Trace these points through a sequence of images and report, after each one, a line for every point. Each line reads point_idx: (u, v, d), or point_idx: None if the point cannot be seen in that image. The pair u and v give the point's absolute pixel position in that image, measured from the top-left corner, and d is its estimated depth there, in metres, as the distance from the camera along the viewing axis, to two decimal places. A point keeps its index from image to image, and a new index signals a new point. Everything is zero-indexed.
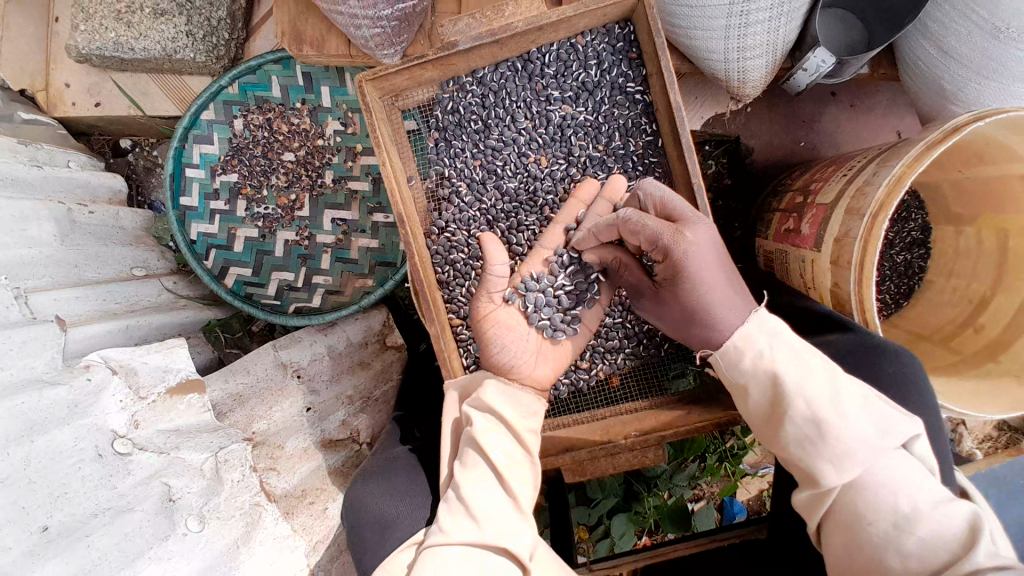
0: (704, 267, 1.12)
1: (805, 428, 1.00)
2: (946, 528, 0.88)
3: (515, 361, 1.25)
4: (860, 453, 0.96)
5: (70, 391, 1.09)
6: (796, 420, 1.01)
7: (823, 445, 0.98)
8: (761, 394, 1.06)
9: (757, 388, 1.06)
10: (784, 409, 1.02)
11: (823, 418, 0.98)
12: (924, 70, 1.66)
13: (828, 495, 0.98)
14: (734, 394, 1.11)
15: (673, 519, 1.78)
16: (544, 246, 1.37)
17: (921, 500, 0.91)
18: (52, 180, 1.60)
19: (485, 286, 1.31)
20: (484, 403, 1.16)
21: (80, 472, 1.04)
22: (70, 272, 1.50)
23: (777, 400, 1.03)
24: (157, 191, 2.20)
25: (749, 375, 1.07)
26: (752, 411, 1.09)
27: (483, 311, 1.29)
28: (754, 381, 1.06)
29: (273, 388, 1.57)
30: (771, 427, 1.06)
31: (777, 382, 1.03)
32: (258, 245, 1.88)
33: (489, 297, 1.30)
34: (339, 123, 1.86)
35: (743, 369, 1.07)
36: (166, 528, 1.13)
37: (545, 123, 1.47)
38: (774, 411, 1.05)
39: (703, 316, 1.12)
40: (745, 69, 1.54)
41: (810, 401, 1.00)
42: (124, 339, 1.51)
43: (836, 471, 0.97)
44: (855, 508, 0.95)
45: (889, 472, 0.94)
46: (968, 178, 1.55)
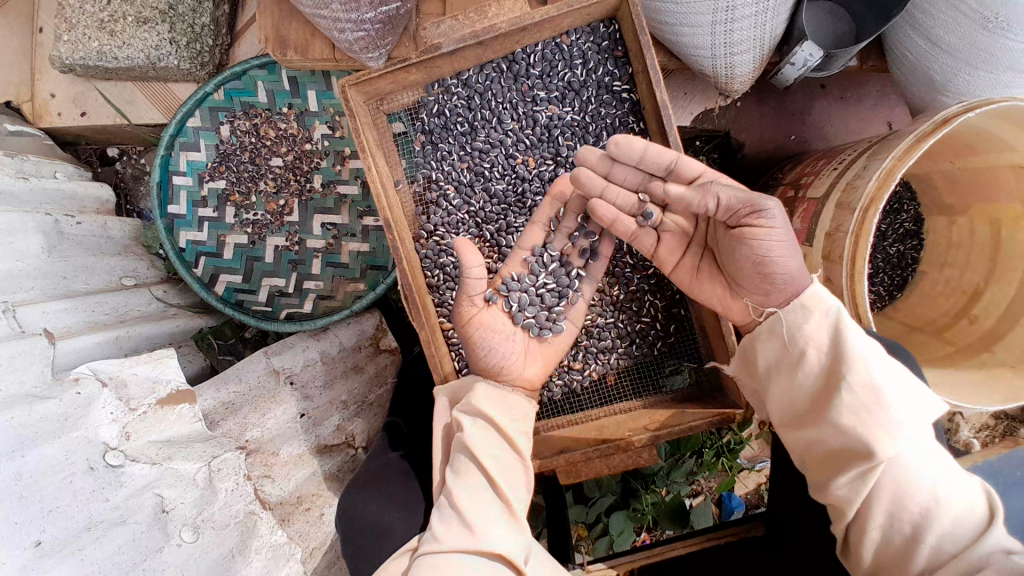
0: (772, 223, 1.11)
1: (862, 394, 0.97)
2: (974, 505, 0.91)
3: (504, 361, 1.25)
4: (913, 426, 0.94)
5: (60, 404, 1.07)
6: (854, 390, 0.98)
7: (881, 414, 0.95)
8: (819, 359, 1.05)
9: (817, 352, 1.05)
10: (842, 375, 1.00)
11: (883, 387, 0.96)
12: (912, 61, 1.65)
13: (875, 472, 0.94)
14: (787, 362, 1.10)
15: (672, 516, 1.79)
16: (520, 249, 1.38)
17: (952, 478, 0.93)
18: (39, 191, 1.59)
19: (463, 290, 1.24)
20: (473, 409, 1.15)
21: (72, 485, 1.03)
22: (58, 284, 1.49)
23: (835, 367, 1.02)
24: (145, 199, 2.19)
25: (810, 338, 1.06)
26: (804, 380, 1.06)
27: (469, 315, 1.25)
28: (814, 344, 1.05)
29: (267, 395, 1.56)
30: (822, 399, 1.03)
31: (839, 347, 1.02)
32: (248, 252, 1.87)
33: (472, 301, 1.25)
34: (327, 127, 1.85)
35: (806, 330, 1.06)
36: (160, 539, 1.13)
37: (532, 123, 1.47)
38: (831, 378, 1.02)
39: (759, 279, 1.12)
40: (732, 64, 1.54)
41: (872, 369, 0.98)
42: (114, 351, 1.50)
43: (892, 441, 0.94)
44: (906, 482, 0.93)
45: (930, 448, 0.95)
46: (958, 169, 1.55)
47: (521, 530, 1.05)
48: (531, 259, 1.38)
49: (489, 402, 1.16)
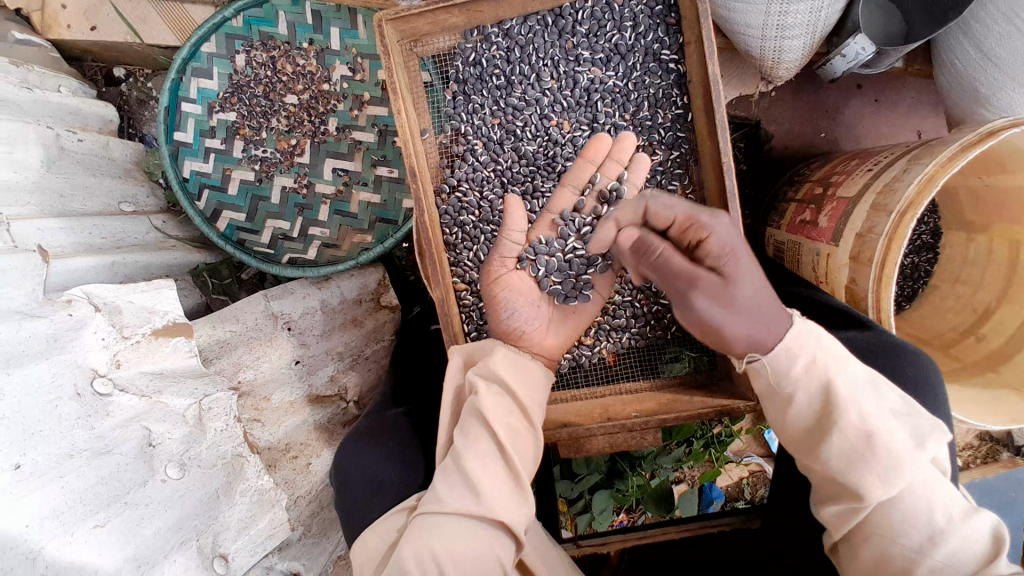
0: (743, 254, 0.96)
1: (854, 440, 0.93)
2: (974, 538, 0.87)
3: (525, 327, 1.23)
4: (906, 468, 0.91)
5: (51, 324, 1.02)
6: (844, 435, 0.94)
7: (874, 459, 0.92)
8: (807, 402, 0.98)
9: (804, 399, 0.97)
10: (832, 421, 0.95)
11: (873, 431, 0.93)
12: (960, 70, 1.61)
13: (865, 508, 0.93)
14: (771, 404, 1.02)
15: (656, 499, 1.77)
16: (551, 211, 1.35)
17: (950, 511, 0.89)
18: (42, 104, 1.52)
19: (497, 251, 1.30)
20: (493, 375, 1.13)
21: (57, 410, 0.98)
22: (56, 202, 1.42)
23: (824, 412, 0.96)
24: (149, 124, 2.10)
25: (798, 386, 0.97)
26: (793, 421, 1.00)
27: (496, 274, 1.28)
28: (802, 391, 0.97)
29: (263, 338, 1.52)
30: (814, 441, 0.98)
31: (828, 393, 0.96)
32: (254, 190, 1.80)
33: (503, 262, 1.29)
34: (347, 69, 1.75)
35: (792, 379, 0.96)
36: (144, 474, 1.09)
37: (571, 85, 1.41)
38: (820, 420, 0.97)
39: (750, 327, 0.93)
40: (781, 48, 1.48)
41: (862, 412, 0.94)
42: (108, 277, 1.43)
43: (882, 484, 0.91)
44: (895, 520, 0.91)
45: (927, 481, 0.91)
46: (984, 187, 1.51)
47: (523, 500, 1.04)
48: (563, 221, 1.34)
49: (507, 369, 1.14)
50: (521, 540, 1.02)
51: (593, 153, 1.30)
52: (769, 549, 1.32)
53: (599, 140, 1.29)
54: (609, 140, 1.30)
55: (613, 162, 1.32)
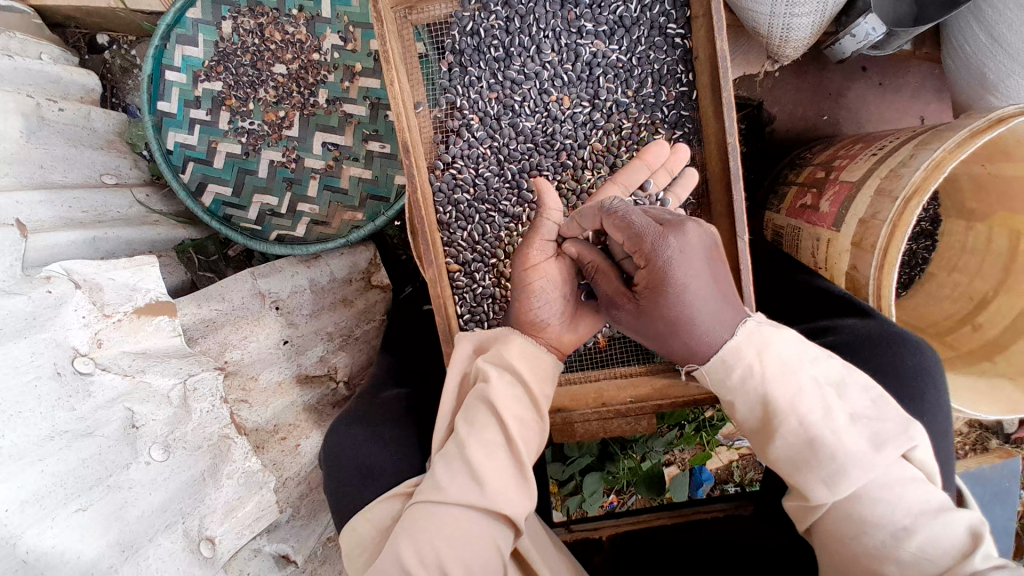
0: (689, 275, 0.96)
1: (797, 445, 0.95)
2: (942, 538, 0.84)
3: (550, 320, 1.19)
4: (853, 472, 0.90)
5: (29, 302, 0.97)
6: (787, 440, 0.95)
7: (816, 463, 0.93)
8: (749, 409, 1.00)
9: (746, 404, 0.99)
10: (774, 427, 0.96)
11: (816, 437, 0.93)
12: (969, 55, 1.57)
13: (818, 509, 0.93)
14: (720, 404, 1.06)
15: (647, 483, 1.75)
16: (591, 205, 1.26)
17: (913, 512, 0.87)
18: (21, 72, 1.45)
19: (537, 231, 1.17)
20: (504, 362, 1.11)
21: (37, 391, 0.94)
22: (34, 173, 1.36)
23: (768, 417, 0.98)
24: (133, 94, 2.01)
25: (739, 394, 1.00)
26: (742, 424, 1.03)
27: (536, 261, 1.16)
28: (742, 399, 0.99)
29: (250, 317, 1.48)
30: (762, 442, 1.00)
31: (769, 401, 0.97)
32: (240, 163, 1.74)
33: (544, 245, 1.18)
34: (339, 38, 1.68)
35: (729, 385, 1.00)
36: (128, 456, 1.05)
37: (573, 58, 1.37)
38: (766, 424, 0.99)
39: (684, 333, 0.98)
40: (790, 26, 1.43)
41: (804, 419, 0.94)
42: (90, 253, 1.38)
43: (829, 489, 0.91)
44: (852, 522, 0.90)
45: (887, 483, 0.90)
46: (989, 175, 1.47)
47: (527, 491, 1.03)
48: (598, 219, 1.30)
49: (519, 357, 1.12)
50: (520, 529, 1.02)
51: (650, 158, 1.23)
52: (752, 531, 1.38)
53: (678, 153, 1.25)
54: (667, 149, 1.23)
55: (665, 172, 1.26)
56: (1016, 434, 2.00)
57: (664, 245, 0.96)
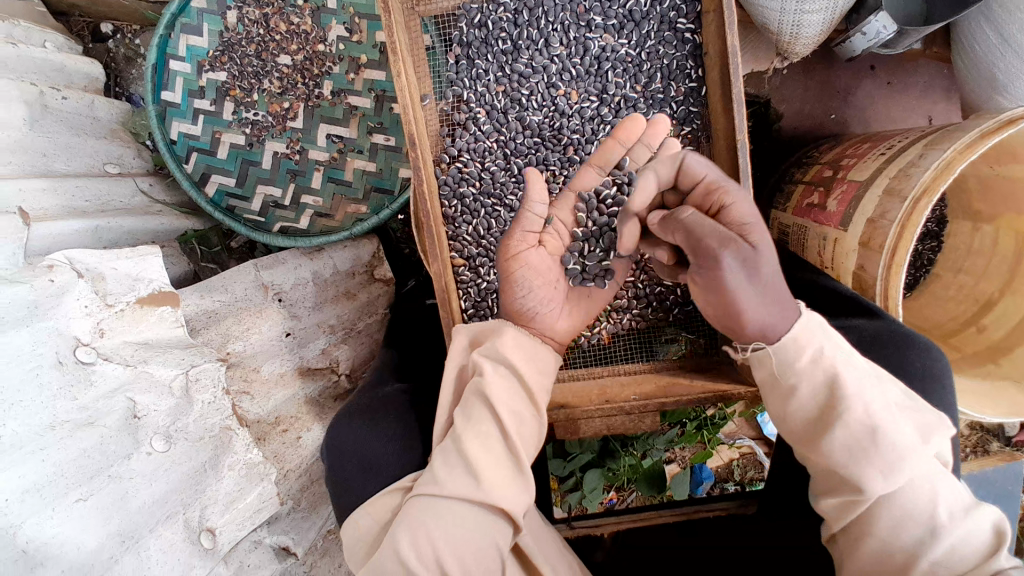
0: (746, 285, 0.85)
1: (858, 434, 0.91)
2: (970, 535, 0.87)
3: (539, 309, 1.19)
4: (910, 463, 0.89)
5: (31, 290, 0.97)
6: (848, 431, 0.92)
7: (876, 454, 0.90)
8: (812, 396, 0.95)
9: (809, 391, 0.95)
10: (837, 416, 0.92)
11: (878, 426, 0.90)
12: (978, 55, 1.55)
13: (868, 503, 0.91)
14: (774, 393, 0.99)
15: (648, 480, 1.77)
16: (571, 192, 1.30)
17: (949, 507, 0.89)
18: (25, 60, 1.45)
19: (518, 223, 1.21)
20: (500, 356, 1.10)
21: (38, 380, 0.94)
22: (37, 161, 1.36)
23: (830, 405, 0.93)
24: (137, 83, 2.00)
25: (805, 378, 0.95)
26: (795, 413, 0.97)
27: (515, 250, 1.19)
28: (807, 384, 0.94)
29: (252, 309, 1.47)
30: (814, 431, 0.96)
31: (834, 387, 0.93)
32: (244, 154, 1.73)
33: (523, 235, 1.21)
34: (344, 29, 1.66)
35: (798, 369, 0.95)
36: (129, 446, 1.04)
37: (581, 52, 1.36)
38: (825, 414, 0.94)
39: (748, 327, 0.92)
40: (800, 23, 1.42)
41: (868, 407, 0.92)
42: (93, 243, 1.38)
43: (886, 480, 0.89)
44: (897, 516, 0.89)
45: (929, 476, 0.90)
46: (995, 177, 1.46)
47: (524, 485, 1.02)
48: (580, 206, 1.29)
49: (514, 350, 1.11)
50: (519, 524, 1.01)
51: (624, 136, 1.25)
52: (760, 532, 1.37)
53: (660, 124, 1.22)
54: (644, 123, 1.23)
55: (644, 146, 1.26)
56: (1018, 437, 2.00)
57: (725, 259, 0.83)
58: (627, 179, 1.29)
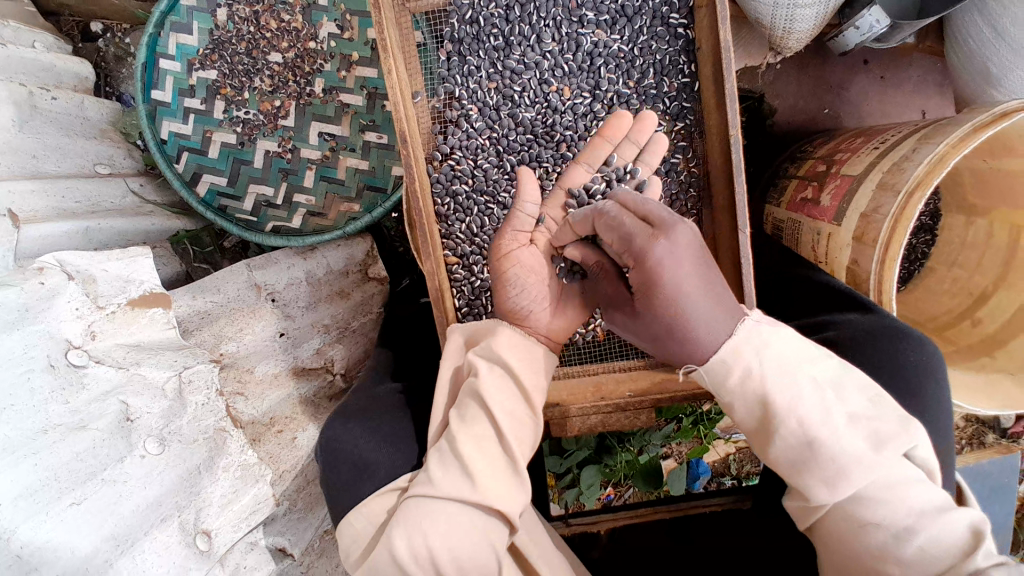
0: (682, 277, 0.93)
1: (795, 446, 0.93)
2: (942, 537, 0.84)
3: (534, 308, 1.17)
4: (855, 473, 0.89)
5: (20, 293, 0.96)
6: (787, 441, 0.94)
7: (816, 463, 0.92)
8: (748, 409, 0.97)
9: (744, 406, 0.97)
10: (774, 428, 0.94)
11: (816, 438, 0.91)
12: (972, 48, 1.55)
13: (816, 511, 0.93)
14: (715, 404, 1.03)
15: (644, 476, 1.77)
16: (560, 189, 1.30)
17: (913, 511, 0.86)
18: (13, 60, 1.43)
19: (509, 224, 1.22)
20: (495, 356, 1.10)
21: (29, 384, 0.93)
22: (26, 163, 1.34)
23: (767, 419, 0.95)
24: (127, 83, 1.98)
25: (736, 395, 0.97)
26: (741, 424, 1.00)
27: (507, 249, 1.19)
28: (740, 401, 0.96)
29: (246, 309, 1.46)
30: (761, 442, 0.99)
31: (768, 402, 0.94)
32: (235, 154, 1.72)
33: (514, 235, 1.21)
34: (335, 26, 1.65)
35: (728, 387, 0.97)
36: (122, 449, 1.03)
37: (574, 48, 1.35)
38: (765, 425, 0.96)
39: (678, 335, 0.94)
40: (793, 17, 1.42)
41: (804, 421, 0.93)
42: (83, 244, 1.36)
43: (830, 490, 0.90)
44: (853, 522, 0.89)
45: (886, 483, 0.88)
46: (990, 170, 1.46)
47: (519, 486, 1.03)
48: (574, 203, 1.28)
49: (511, 350, 1.11)
50: (515, 525, 1.01)
51: (612, 133, 1.27)
52: (756, 531, 1.36)
53: (647, 119, 1.25)
54: (630, 119, 1.26)
55: (630, 143, 1.28)
56: (1013, 429, 2.01)
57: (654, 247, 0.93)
58: (617, 174, 1.29)
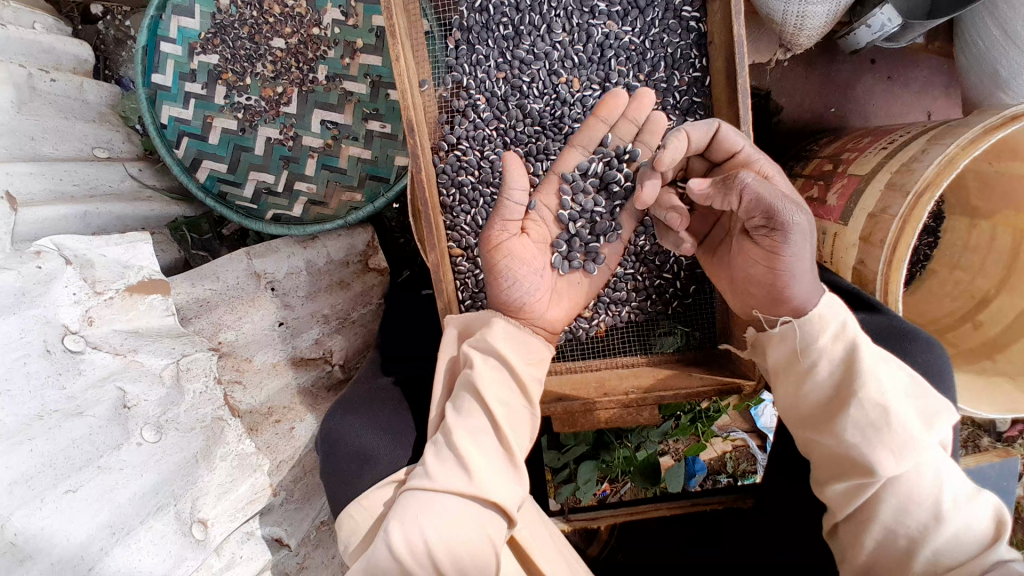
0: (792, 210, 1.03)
1: (871, 412, 0.92)
2: (973, 522, 0.88)
3: (527, 298, 1.17)
4: (920, 445, 0.89)
5: (17, 277, 0.94)
6: (862, 409, 0.93)
7: (886, 433, 0.91)
8: (829, 372, 0.97)
9: (827, 367, 0.97)
10: (851, 393, 0.94)
11: (890, 406, 0.91)
12: (982, 51, 1.54)
13: (875, 486, 0.91)
14: (795, 370, 1.02)
15: (643, 473, 1.76)
16: (556, 174, 1.27)
17: (954, 494, 0.89)
18: (13, 40, 1.40)
19: (498, 213, 1.15)
20: (489, 347, 1.09)
21: (25, 368, 0.91)
22: (24, 145, 1.32)
23: (846, 383, 0.95)
24: (127, 66, 1.95)
25: (823, 352, 0.97)
26: (811, 392, 0.99)
27: (497, 240, 1.15)
28: (826, 357, 0.97)
29: (245, 298, 1.45)
30: (828, 413, 0.97)
31: (853, 363, 0.95)
32: (236, 140, 1.69)
33: (504, 225, 1.16)
34: (340, 12, 1.62)
35: (820, 342, 0.97)
36: (119, 436, 1.02)
37: (584, 39, 1.34)
38: (841, 391, 0.96)
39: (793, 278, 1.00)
40: (804, 14, 1.40)
41: (882, 386, 0.92)
42: (81, 228, 1.34)
43: (897, 462, 0.90)
44: (904, 502, 0.90)
45: (934, 463, 0.90)
46: (994, 173, 1.46)
47: (516, 478, 1.02)
48: (569, 185, 1.27)
49: (505, 341, 1.10)
50: (512, 518, 1.00)
51: (606, 113, 1.21)
52: (763, 531, 1.36)
53: (645, 96, 1.21)
54: (627, 97, 1.19)
55: (628, 122, 1.23)
56: (1008, 432, 2.02)
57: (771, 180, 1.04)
58: (615, 154, 1.26)
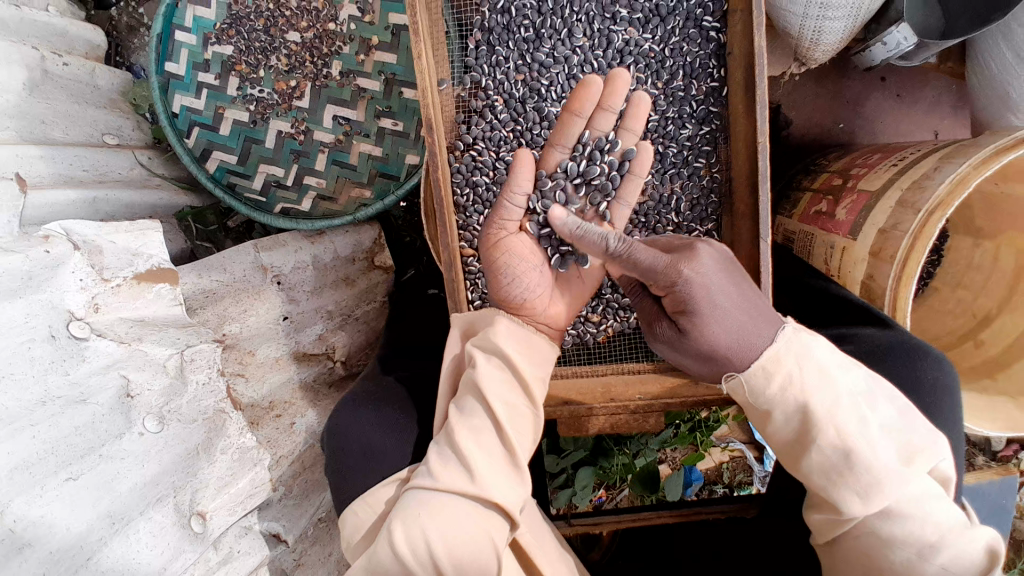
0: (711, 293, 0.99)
1: (833, 456, 0.93)
2: (960, 556, 0.87)
3: (529, 294, 1.17)
4: (889, 485, 0.90)
5: (26, 261, 0.93)
6: (824, 452, 0.94)
7: (851, 474, 0.92)
8: (786, 420, 0.97)
9: (783, 415, 0.96)
10: (811, 438, 0.94)
11: (852, 450, 0.91)
12: (993, 73, 1.55)
13: (847, 522, 0.94)
14: (754, 415, 1.02)
15: (642, 480, 1.72)
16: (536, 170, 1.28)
17: (938, 529, 0.88)
18: (27, 23, 1.40)
19: (496, 212, 1.20)
20: (492, 346, 1.09)
21: (29, 353, 0.90)
22: (35, 128, 1.31)
23: (807, 428, 0.95)
24: (138, 53, 1.94)
25: (775, 403, 0.96)
26: (775, 435, 1.00)
27: (495, 238, 1.19)
28: (779, 408, 0.96)
29: (251, 290, 1.44)
30: (795, 453, 0.99)
31: (808, 412, 0.94)
32: (247, 131, 1.68)
33: (501, 224, 1.20)
34: (356, 8, 1.62)
35: (767, 395, 0.97)
36: (121, 425, 1.01)
37: (605, 44, 1.35)
38: (802, 435, 0.96)
39: (724, 353, 0.99)
40: (821, 29, 1.41)
41: (842, 430, 0.92)
42: (89, 214, 1.33)
43: (864, 503, 0.91)
44: (880, 539, 0.91)
45: (913, 499, 0.90)
46: (1000, 194, 1.47)
47: (518, 481, 1.02)
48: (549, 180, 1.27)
49: (509, 341, 1.10)
50: (515, 521, 0.99)
51: (578, 105, 1.17)
52: (766, 538, 1.35)
53: (619, 79, 1.15)
54: (600, 83, 1.14)
55: (605, 112, 1.21)
56: (1003, 452, 2.04)
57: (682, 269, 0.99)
58: (596, 147, 1.25)
